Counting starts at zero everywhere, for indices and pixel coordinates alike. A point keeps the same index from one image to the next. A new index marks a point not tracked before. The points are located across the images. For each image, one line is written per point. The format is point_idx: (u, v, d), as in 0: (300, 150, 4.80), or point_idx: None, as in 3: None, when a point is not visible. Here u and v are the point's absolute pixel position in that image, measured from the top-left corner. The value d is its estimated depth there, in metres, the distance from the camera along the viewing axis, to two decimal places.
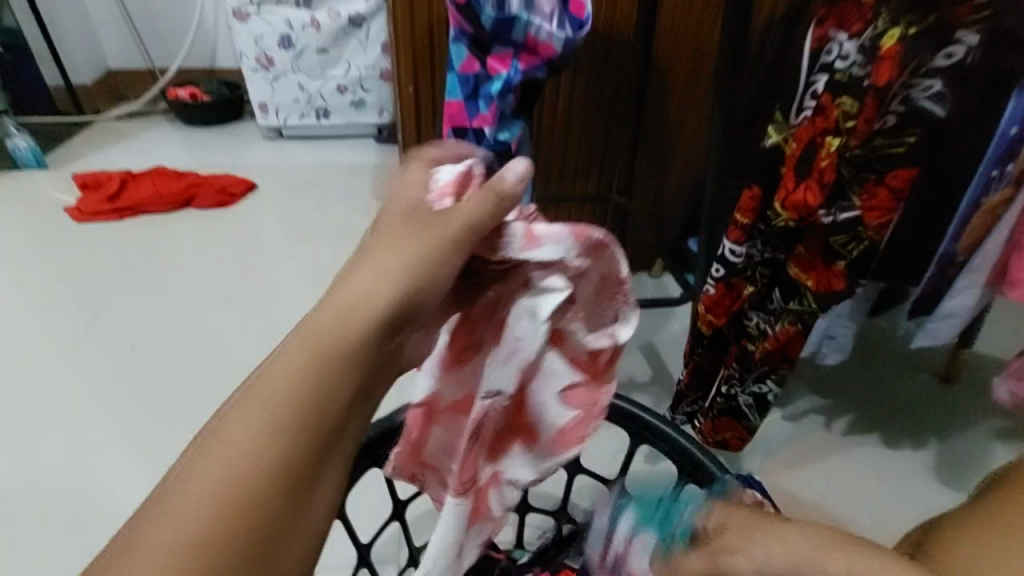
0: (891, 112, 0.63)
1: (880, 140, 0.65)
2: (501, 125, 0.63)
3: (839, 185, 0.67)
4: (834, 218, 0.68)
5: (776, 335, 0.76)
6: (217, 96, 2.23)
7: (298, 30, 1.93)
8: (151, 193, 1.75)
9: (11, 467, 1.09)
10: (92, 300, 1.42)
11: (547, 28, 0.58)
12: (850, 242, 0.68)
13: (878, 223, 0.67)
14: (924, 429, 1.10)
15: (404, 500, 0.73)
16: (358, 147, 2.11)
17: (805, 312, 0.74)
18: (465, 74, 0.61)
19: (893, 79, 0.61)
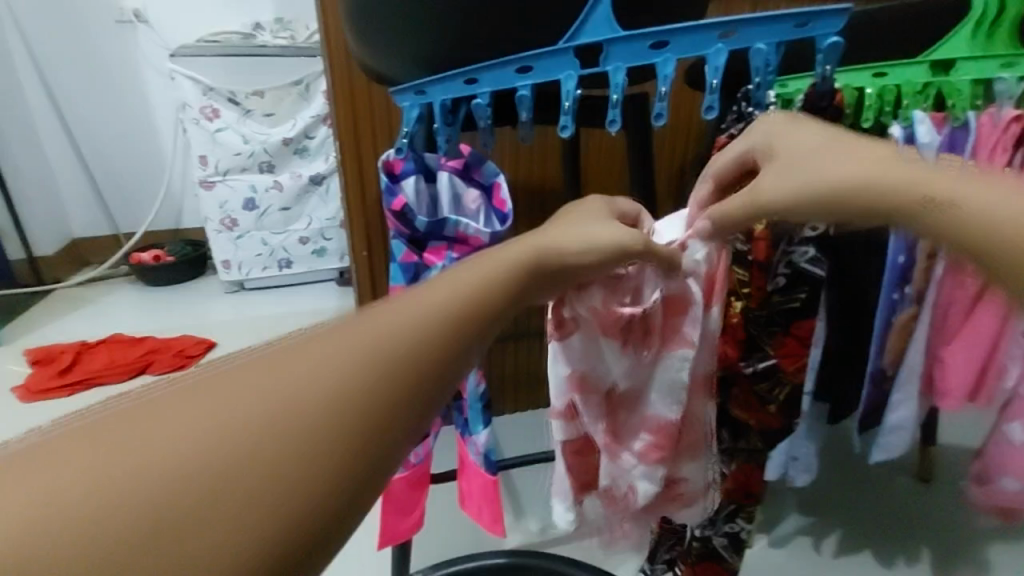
0: (778, 275, 0.73)
1: (777, 298, 0.73)
2: None
3: (751, 341, 0.75)
4: (754, 367, 0.76)
5: (734, 477, 0.80)
6: (181, 257, 2.29)
7: (262, 193, 2.06)
8: (106, 363, 1.70)
9: None
10: None
11: (475, 225, 0.65)
12: (774, 387, 0.77)
13: (795, 368, 0.76)
14: (912, 538, 1.08)
15: None
16: (320, 293, 2.16)
17: (752, 450, 0.80)
18: (406, 263, 0.68)
19: (769, 256, 0.71)
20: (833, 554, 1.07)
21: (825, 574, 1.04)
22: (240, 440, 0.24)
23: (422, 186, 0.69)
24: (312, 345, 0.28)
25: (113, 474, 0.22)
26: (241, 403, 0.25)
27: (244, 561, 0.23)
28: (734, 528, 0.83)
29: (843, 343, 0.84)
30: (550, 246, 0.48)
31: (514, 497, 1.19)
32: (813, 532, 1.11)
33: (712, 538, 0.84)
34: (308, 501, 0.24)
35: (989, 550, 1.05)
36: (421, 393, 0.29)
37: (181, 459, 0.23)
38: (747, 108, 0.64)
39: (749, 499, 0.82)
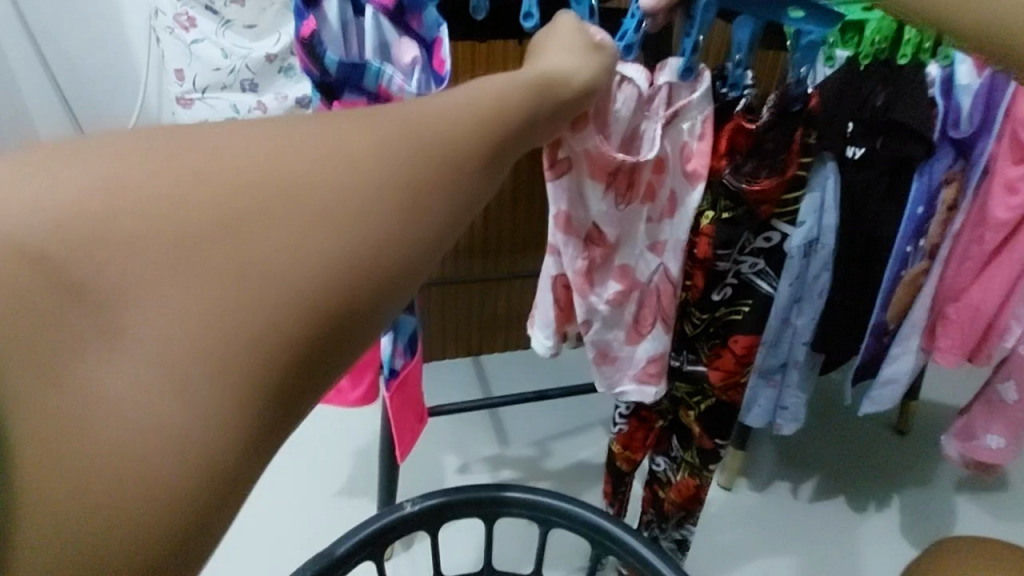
0: (725, 284, 0.71)
1: (722, 309, 0.73)
2: None
3: (684, 340, 0.76)
4: (682, 365, 0.78)
5: (679, 485, 0.86)
6: None
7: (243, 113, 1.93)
8: None
9: None
10: None
11: (398, 81, 0.57)
12: (697, 394, 0.79)
13: (722, 383, 0.77)
14: (885, 486, 1.12)
15: None
16: None
17: (695, 464, 0.84)
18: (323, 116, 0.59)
19: (712, 258, 0.68)
20: (809, 498, 1.10)
21: (799, 516, 1.07)
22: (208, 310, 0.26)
23: (349, 15, 0.59)
24: (409, 129, 0.31)
25: (78, 347, 0.24)
26: (206, 259, 0.26)
27: (221, 403, 0.25)
28: (682, 534, 0.90)
29: (854, 294, 0.80)
30: (555, 70, 0.43)
31: (497, 425, 1.20)
32: (792, 478, 1.13)
33: (660, 539, 0.93)
34: (250, 386, 0.26)
35: (956, 500, 1.10)
36: (372, 275, 0.28)
37: (158, 321, 0.25)
38: (724, 91, 0.62)
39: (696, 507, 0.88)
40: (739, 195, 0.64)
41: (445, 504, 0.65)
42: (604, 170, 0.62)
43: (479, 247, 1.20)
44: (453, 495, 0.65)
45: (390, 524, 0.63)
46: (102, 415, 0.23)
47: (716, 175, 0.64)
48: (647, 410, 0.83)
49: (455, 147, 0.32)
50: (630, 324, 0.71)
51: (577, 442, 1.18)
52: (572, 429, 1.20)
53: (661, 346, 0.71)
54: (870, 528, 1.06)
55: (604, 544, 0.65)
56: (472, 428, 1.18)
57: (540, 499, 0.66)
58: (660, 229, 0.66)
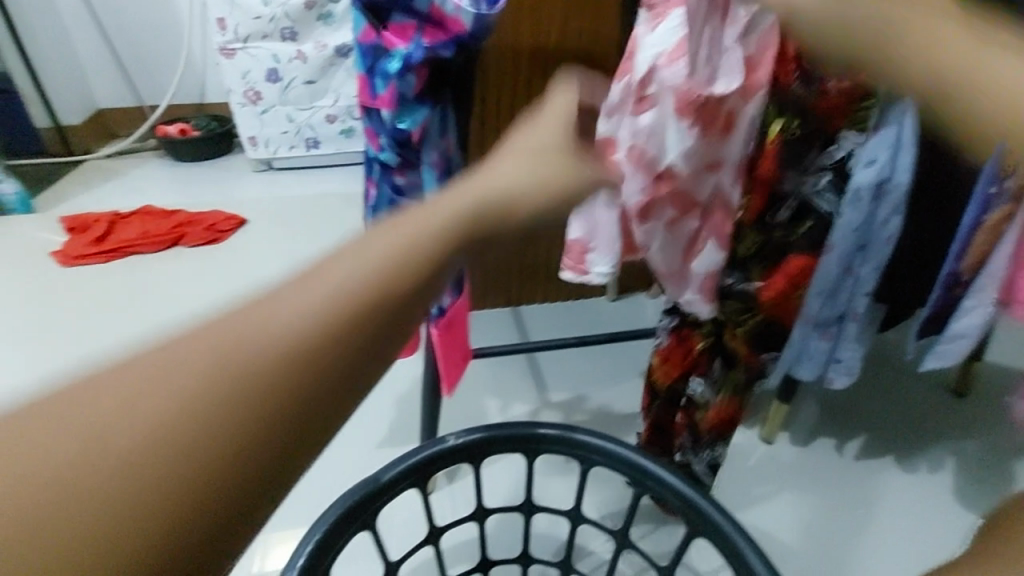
0: (781, 202, 0.73)
1: (776, 227, 0.74)
2: (402, 108, 0.66)
3: (737, 259, 0.76)
4: (735, 284, 0.77)
5: (717, 407, 0.83)
6: (206, 131, 2.22)
7: (285, 64, 1.94)
8: (136, 233, 1.71)
9: None
10: (84, 350, 1.36)
11: (453, 4, 0.59)
12: (746, 312, 0.79)
13: (774, 298, 0.78)
14: (940, 448, 1.07)
15: (398, 558, 0.64)
16: (349, 176, 2.13)
17: (736, 381, 0.83)
18: (367, 44, 0.65)
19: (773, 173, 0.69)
20: (855, 457, 1.07)
21: (845, 473, 1.05)
22: (193, 372, 0.24)
23: None
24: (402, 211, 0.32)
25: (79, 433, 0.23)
26: (190, 344, 0.25)
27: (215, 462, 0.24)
28: (714, 455, 0.87)
29: (924, 240, 0.77)
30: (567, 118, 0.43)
31: (536, 374, 1.21)
32: (838, 436, 1.10)
33: (692, 465, 0.88)
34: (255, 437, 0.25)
35: (1016, 465, 1.05)
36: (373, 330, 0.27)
37: (147, 396, 0.24)
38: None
39: (731, 427, 0.85)
40: (804, 100, 0.66)
41: (486, 438, 0.66)
42: (695, 99, 0.58)
43: None
44: (495, 432, 0.66)
45: (433, 455, 0.65)
46: (89, 488, 0.22)
47: (784, 89, 0.65)
48: (690, 328, 0.81)
49: (427, 247, 0.30)
50: (692, 253, 0.70)
51: (616, 392, 1.17)
52: (610, 379, 1.20)
53: (718, 262, 0.69)
54: (921, 488, 1.02)
55: (645, 485, 0.65)
56: (510, 374, 1.20)
57: (580, 437, 0.66)
58: (729, 153, 0.64)
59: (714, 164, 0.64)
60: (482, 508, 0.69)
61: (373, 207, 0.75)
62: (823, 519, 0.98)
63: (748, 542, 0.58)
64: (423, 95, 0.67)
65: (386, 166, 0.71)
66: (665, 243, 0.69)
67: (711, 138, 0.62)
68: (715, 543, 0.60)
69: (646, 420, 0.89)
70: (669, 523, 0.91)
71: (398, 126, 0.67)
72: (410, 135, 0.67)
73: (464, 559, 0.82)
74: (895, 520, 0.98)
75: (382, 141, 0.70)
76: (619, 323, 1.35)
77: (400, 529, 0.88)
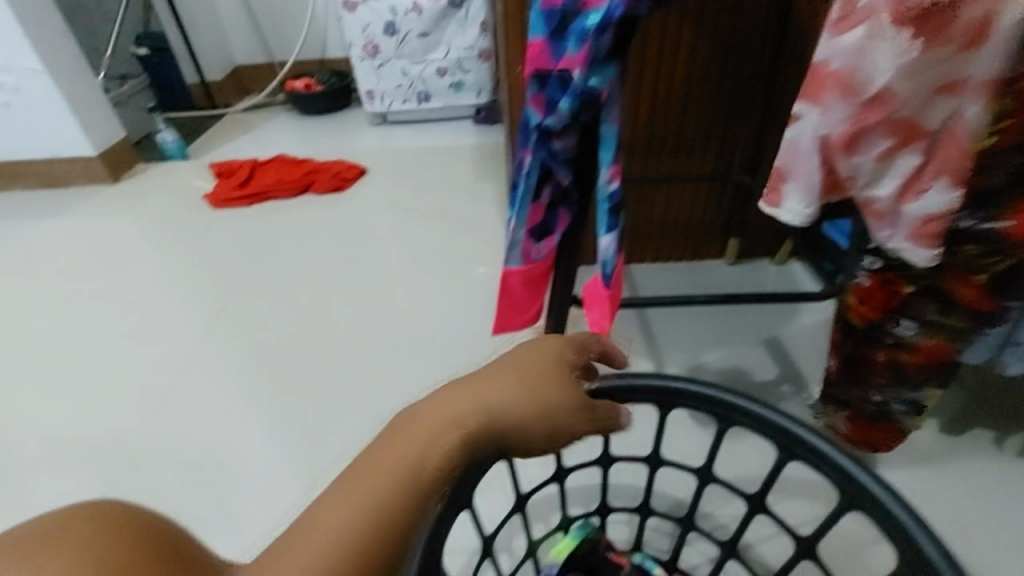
0: None
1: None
2: (593, 67, 0.55)
3: (982, 193, 0.53)
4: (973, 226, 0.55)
5: (927, 349, 0.64)
6: (327, 85, 2.33)
7: (402, 16, 1.98)
8: (272, 180, 1.87)
9: (153, 425, 1.17)
10: (229, 282, 1.52)
11: None
12: (989, 256, 0.56)
13: None
14: None
15: (526, 492, 0.66)
16: (457, 130, 2.16)
17: (959, 329, 0.62)
18: (549, 10, 0.57)
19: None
20: (1021, 453, 0.94)
21: (1005, 469, 0.92)
22: (448, 413, 0.38)
23: None
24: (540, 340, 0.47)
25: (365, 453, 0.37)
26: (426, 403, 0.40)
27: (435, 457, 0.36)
28: (917, 399, 0.69)
29: None
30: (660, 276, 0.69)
31: (648, 334, 1.17)
32: (998, 428, 0.97)
33: (891, 404, 0.70)
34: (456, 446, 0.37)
35: None
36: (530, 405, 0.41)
37: (404, 428, 0.38)
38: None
39: (945, 371, 0.66)
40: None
41: (619, 387, 0.65)
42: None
43: (644, 145, 1.14)
44: (629, 381, 0.65)
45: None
46: (363, 476, 0.35)
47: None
48: (897, 269, 0.60)
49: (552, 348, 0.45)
50: (916, 199, 0.52)
51: (737, 357, 1.11)
52: (730, 344, 1.14)
53: (946, 206, 0.51)
54: None
55: (793, 452, 0.62)
56: (623, 331, 1.17)
57: (722, 396, 0.63)
58: (974, 61, 0.46)
59: (948, 76, 0.47)
60: (609, 455, 0.69)
61: (526, 176, 0.66)
62: (977, 515, 0.87)
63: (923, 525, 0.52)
64: (613, 50, 0.56)
65: (547, 134, 0.62)
66: (873, 186, 0.53)
67: (943, 42, 0.46)
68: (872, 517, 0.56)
69: (830, 356, 0.71)
70: (803, 493, 0.86)
71: (583, 88, 0.56)
72: (599, 96, 0.56)
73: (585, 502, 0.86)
74: None
75: (556, 107, 0.59)
76: (742, 283, 1.26)
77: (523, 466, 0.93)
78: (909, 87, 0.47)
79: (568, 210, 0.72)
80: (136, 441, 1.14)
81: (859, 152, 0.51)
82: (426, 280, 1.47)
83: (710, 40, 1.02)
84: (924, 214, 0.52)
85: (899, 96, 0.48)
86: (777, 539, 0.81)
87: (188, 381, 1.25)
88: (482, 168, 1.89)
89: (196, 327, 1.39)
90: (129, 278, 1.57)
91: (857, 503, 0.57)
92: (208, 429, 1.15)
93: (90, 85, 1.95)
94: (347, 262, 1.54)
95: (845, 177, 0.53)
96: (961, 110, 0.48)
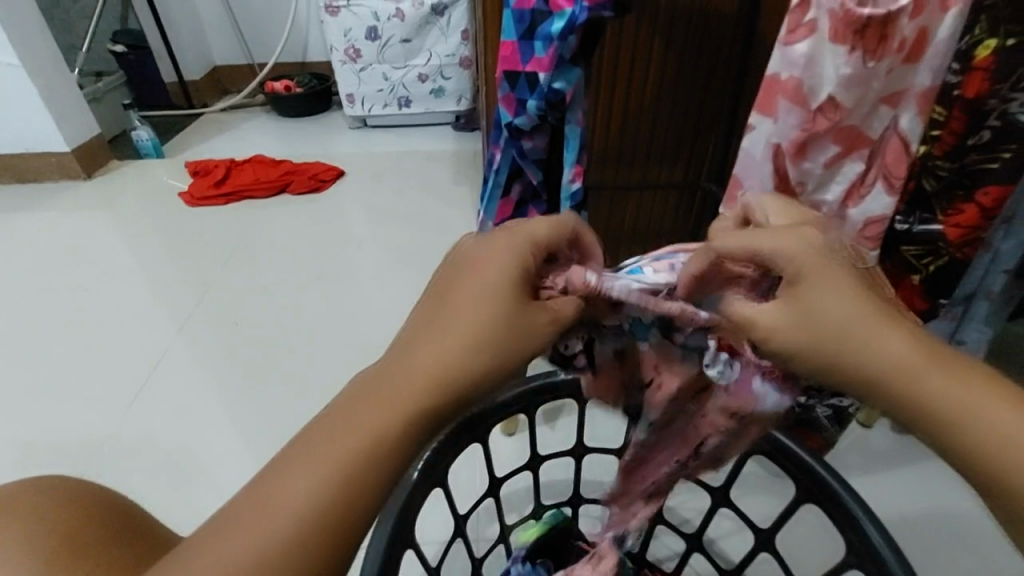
0: (987, 127, 0.52)
1: (973, 157, 0.54)
2: (558, 71, 0.58)
3: (919, 196, 0.59)
4: (909, 227, 0.60)
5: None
6: (308, 88, 2.34)
7: (384, 22, 2.00)
8: (252, 179, 1.86)
9: (121, 423, 1.15)
10: (204, 280, 1.51)
11: None
12: (926, 255, 0.60)
13: (960, 239, 0.58)
14: None
15: (500, 477, 0.70)
16: (437, 135, 2.18)
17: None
18: (520, 11, 0.57)
19: (987, 94, 0.51)
20: None
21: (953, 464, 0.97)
22: (390, 402, 0.35)
23: None
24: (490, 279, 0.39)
25: (312, 435, 0.35)
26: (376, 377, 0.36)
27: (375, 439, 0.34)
28: (841, 402, 0.82)
29: None
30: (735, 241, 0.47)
31: None
32: None
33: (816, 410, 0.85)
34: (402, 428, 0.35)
35: None
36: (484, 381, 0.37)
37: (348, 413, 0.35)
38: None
39: None
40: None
41: None
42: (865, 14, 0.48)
43: (616, 153, 1.18)
44: None
45: (544, 386, 0.66)
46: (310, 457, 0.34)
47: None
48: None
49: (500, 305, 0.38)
50: (852, 199, 0.59)
51: None
52: None
53: (886, 209, 0.58)
54: None
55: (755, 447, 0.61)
56: None
57: None
58: (902, 80, 0.53)
59: (885, 92, 0.53)
60: (582, 445, 0.71)
61: (496, 172, 0.70)
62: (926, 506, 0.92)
63: (877, 528, 0.52)
64: (577, 55, 0.59)
65: (516, 133, 0.65)
66: (819, 188, 0.59)
67: (881, 60, 0.51)
68: (829, 511, 0.55)
69: None
70: (766, 488, 0.90)
71: (549, 90, 0.59)
72: (564, 97, 0.59)
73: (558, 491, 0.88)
74: None
75: (526, 107, 0.61)
76: None
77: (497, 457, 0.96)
78: (850, 99, 0.53)
79: (537, 209, 0.74)
80: (108, 438, 1.12)
81: (806, 156, 0.57)
82: (403, 280, 1.49)
83: (678, 54, 1.06)
84: (867, 217, 0.59)
85: (841, 107, 0.53)
86: (736, 531, 0.85)
87: (159, 380, 1.24)
88: (461, 172, 1.92)
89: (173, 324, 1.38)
90: (103, 274, 1.55)
91: (817, 502, 0.56)
92: (178, 427, 1.13)
93: (64, 80, 1.92)
94: (326, 262, 1.55)
95: (799, 180, 0.59)
96: (900, 121, 0.55)
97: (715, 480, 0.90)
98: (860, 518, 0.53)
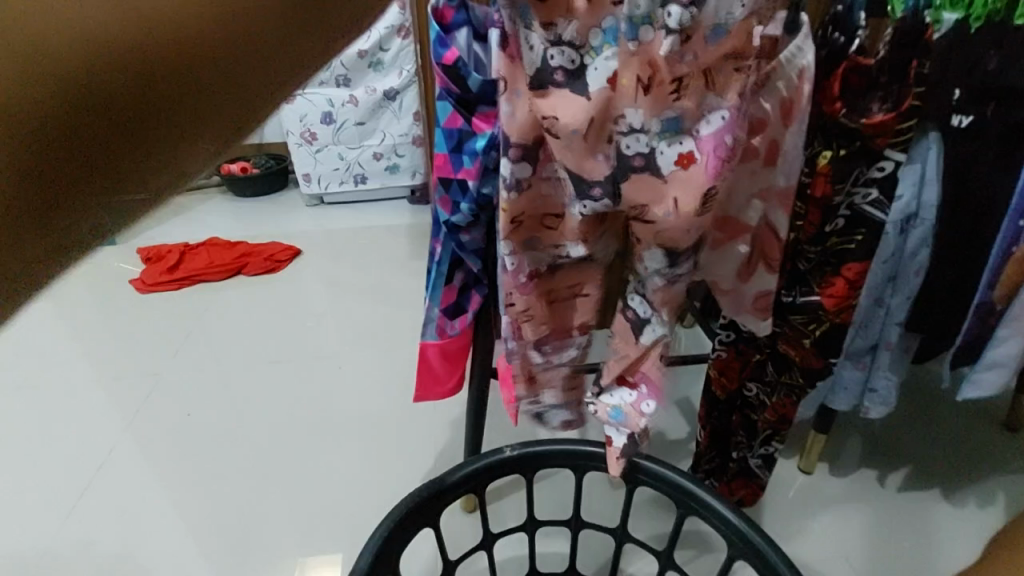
0: (839, 216, 0.65)
1: (832, 240, 0.66)
2: (485, 179, 0.66)
3: (796, 273, 0.69)
4: (794, 299, 0.70)
5: (774, 407, 0.77)
6: (264, 169, 2.40)
7: (339, 107, 2.11)
8: (206, 263, 1.87)
9: (67, 533, 1.12)
10: (153, 368, 1.48)
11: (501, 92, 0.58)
12: (811, 322, 0.70)
13: (836, 307, 0.68)
14: (987, 482, 1.06)
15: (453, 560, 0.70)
16: (393, 209, 2.26)
17: (795, 386, 0.75)
18: (449, 129, 0.64)
19: (831, 194, 0.64)
20: (898, 489, 1.06)
21: (886, 504, 1.04)
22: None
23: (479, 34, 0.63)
24: None
25: None
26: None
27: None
28: (769, 451, 0.82)
29: (957, 274, 0.78)
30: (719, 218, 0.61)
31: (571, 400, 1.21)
32: (878, 467, 1.10)
33: (747, 459, 0.85)
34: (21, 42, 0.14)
35: None
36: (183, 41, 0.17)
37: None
38: (836, 35, 0.56)
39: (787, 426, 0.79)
40: (855, 132, 0.59)
41: (537, 452, 0.70)
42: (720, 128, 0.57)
43: None
44: (547, 445, 0.70)
45: (490, 464, 0.69)
46: None
47: (831, 117, 0.60)
48: (747, 341, 0.75)
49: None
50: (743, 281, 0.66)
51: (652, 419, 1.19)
52: None
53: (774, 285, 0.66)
54: (966, 522, 1.01)
55: (688, 506, 0.70)
56: None
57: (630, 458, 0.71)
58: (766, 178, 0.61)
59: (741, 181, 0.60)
60: (532, 519, 0.73)
61: (438, 263, 0.76)
62: (862, 548, 0.99)
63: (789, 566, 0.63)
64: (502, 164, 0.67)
65: (454, 229, 0.71)
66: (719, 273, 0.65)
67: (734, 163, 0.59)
68: (749, 558, 0.66)
69: (704, 428, 0.83)
70: (712, 544, 0.95)
71: (478, 194, 0.67)
72: (492, 199, 0.67)
73: (516, 567, 0.89)
74: (938, 552, 0.98)
75: (460, 207, 0.69)
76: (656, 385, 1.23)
77: (452, 533, 0.97)
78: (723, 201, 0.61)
79: (479, 292, 0.80)
80: (50, 550, 1.09)
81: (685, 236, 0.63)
82: (361, 356, 1.50)
83: None
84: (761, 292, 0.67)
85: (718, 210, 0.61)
86: None
87: (106, 482, 1.20)
88: (417, 244, 1.98)
89: (119, 417, 1.34)
90: (48, 367, 1.50)
91: (740, 551, 0.67)
92: (127, 532, 1.12)
93: None
94: (287, 342, 1.54)
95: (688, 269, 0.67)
96: (769, 216, 0.62)
97: (661, 544, 0.94)
98: (776, 561, 0.63)
